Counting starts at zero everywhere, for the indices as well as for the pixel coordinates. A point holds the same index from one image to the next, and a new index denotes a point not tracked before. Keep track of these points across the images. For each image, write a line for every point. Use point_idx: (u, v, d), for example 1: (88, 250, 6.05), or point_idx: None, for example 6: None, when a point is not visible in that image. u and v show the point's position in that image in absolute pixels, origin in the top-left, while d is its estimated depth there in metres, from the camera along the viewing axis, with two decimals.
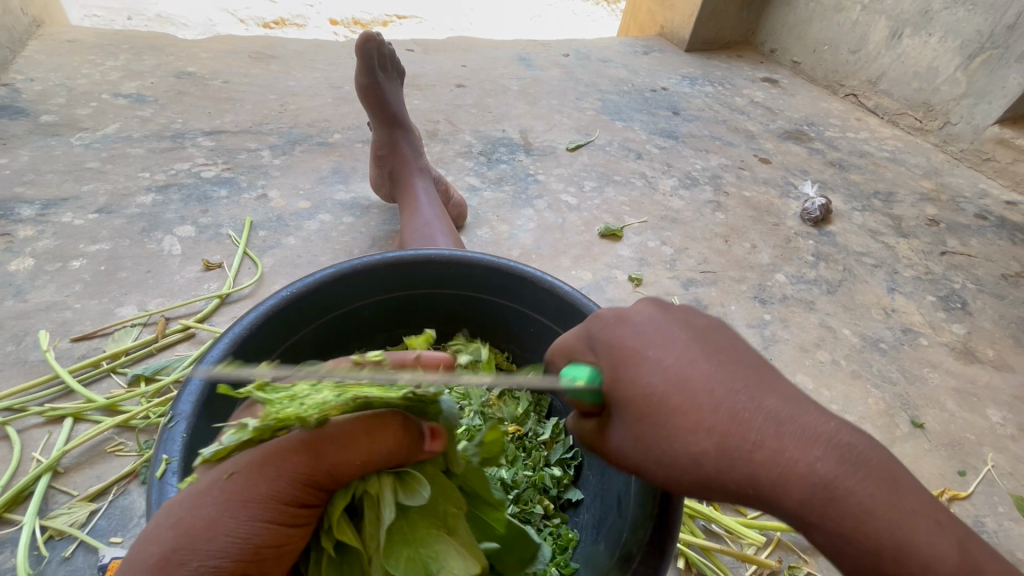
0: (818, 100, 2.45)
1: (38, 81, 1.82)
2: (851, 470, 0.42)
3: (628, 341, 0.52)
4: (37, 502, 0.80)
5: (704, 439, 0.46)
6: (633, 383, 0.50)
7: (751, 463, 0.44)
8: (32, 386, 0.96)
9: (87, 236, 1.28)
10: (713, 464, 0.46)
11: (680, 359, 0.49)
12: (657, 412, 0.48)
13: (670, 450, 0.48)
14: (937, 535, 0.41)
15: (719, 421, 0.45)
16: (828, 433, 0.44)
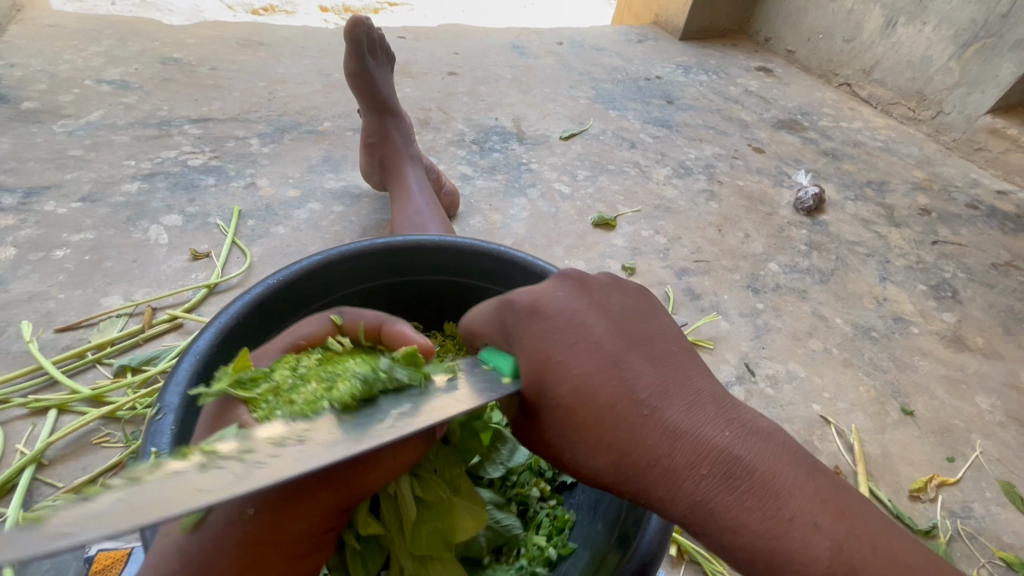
0: (811, 89, 2.45)
1: (19, 66, 1.77)
2: (730, 486, 0.46)
3: (538, 345, 0.54)
4: (22, 494, 0.78)
5: (604, 450, 0.51)
6: (545, 389, 0.53)
7: (645, 480, 0.49)
8: (15, 377, 0.93)
9: (71, 225, 1.26)
10: (614, 472, 0.51)
11: (589, 372, 0.52)
12: (568, 422, 0.53)
13: (577, 454, 0.53)
14: (810, 538, 0.44)
15: (618, 441, 0.50)
16: (715, 450, 0.47)
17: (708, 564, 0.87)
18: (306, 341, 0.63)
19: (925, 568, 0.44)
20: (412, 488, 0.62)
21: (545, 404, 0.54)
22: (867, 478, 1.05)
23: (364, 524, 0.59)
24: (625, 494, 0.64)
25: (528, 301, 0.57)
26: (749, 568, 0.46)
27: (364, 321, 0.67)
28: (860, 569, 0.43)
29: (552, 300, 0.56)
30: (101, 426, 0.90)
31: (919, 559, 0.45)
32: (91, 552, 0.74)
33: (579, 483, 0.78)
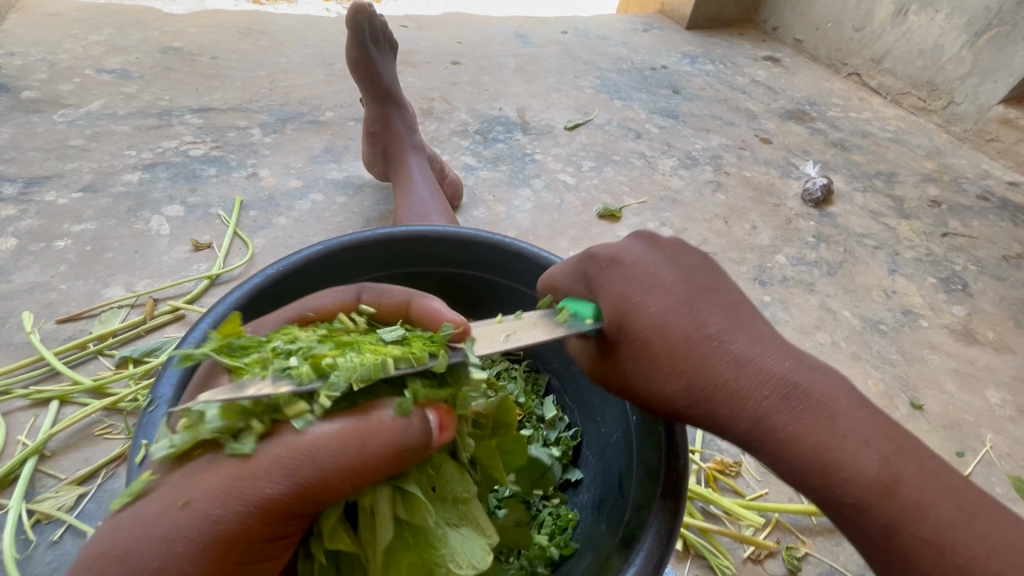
0: (820, 79, 2.41)
1: (19, 56, 1.76)
2: (793, 407, 0.49)
3: (615, 282, 0.58)
4: (23, 486, 0.78)
5: (670, 378, 0.54)
6: (617, 321, 0.57)
7: (713, 402, 0.52)
8: (16, 367, 0.93)
9: (72, 215, 1.25)
10: (676, 400, 0.55)
11: (661, 306, 0.55)
12: (638, 351, 0.56)
13: (642, 382, 0.57)
14: (865, 455, 0.47)
15: (689, 365, 0.53)
16: (782, 376, 0.51)
17: (713, 559, 0.86)
18: (314, 314, 0.63)
19: (969, 496, 0.48)
20: (393, 506, 0.55)
21: (615, 335, 0.58)
22: None
23: (331, 536, 0.53)
24: (631, 495, 0.64)
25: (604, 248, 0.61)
26: (805, 486, 0.50)
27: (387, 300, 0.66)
28: (916, 491, 0.47)
29: (628, 249, 0.61)
30: (103, 417, 0.89)
31: (963, 486, 0.49)
32: None
33: (584, 483, 0.78)
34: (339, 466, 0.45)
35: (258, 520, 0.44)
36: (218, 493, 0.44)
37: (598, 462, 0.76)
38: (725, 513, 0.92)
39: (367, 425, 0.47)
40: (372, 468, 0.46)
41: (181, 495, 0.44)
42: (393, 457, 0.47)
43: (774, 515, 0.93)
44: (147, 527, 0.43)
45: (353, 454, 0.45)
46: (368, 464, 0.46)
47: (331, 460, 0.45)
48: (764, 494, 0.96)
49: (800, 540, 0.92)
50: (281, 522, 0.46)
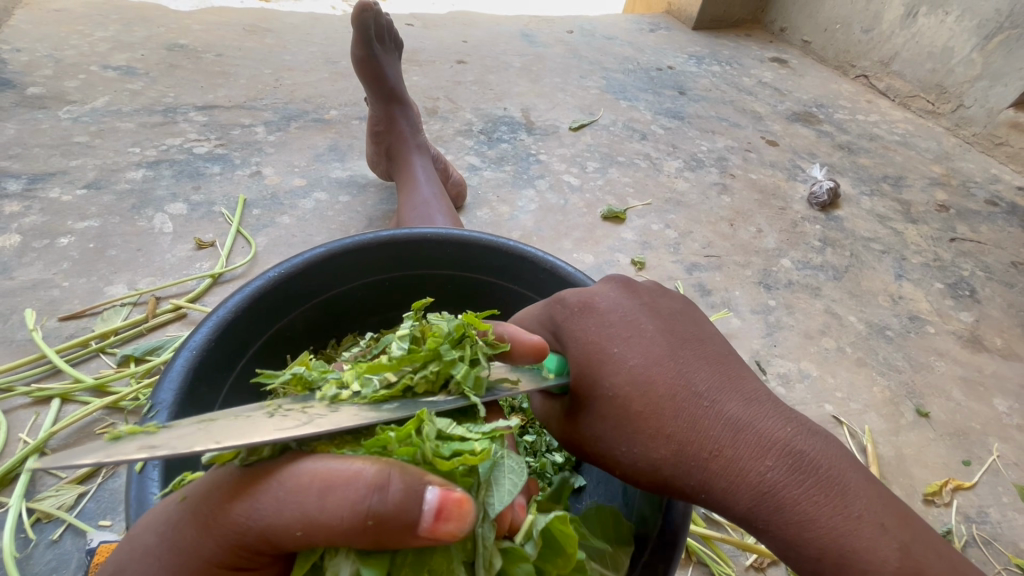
0: (827, 80, 2.39)
1: (25, 51, 1.76)
2: (797, 479, 0.47)
3: (592, 336, 0.58)
4: (24, 484, 0.77)
5: (659, 440, 0.53)
6: (602, 379, 0.56)
7: (708, 469, 0.50)
8: (18, 365, 0.92)
9: (76, 212, 1.25)
10: (661, 469, 0.53)
11: (647, 364, 0.55)
12: (625, 413, 0.55)
13: (625, 446, 0.55)
14: (881, 539, 0.44)
15: (680, 430, 0.52)
16: (781, 443, 0.49)
17: (716, 567, 0.85)
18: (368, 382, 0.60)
19: None
20: None
21: (598, 394, 0.56)
22: None
23: None
24: (636, 504, 0.63)
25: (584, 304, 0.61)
26: (817, 574, 0.46)
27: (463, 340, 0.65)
28: None
29: (607, 307, 0.61)
30: (104, 416, 0.89)
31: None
32: (93, 544, 0.72)
33: (586, 489, 0.76)
34: (298, 506, 0.37)
35: (223, 543, 0.39)
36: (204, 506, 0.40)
37: (600, 468, 0.75)
38: (728, 520, 0.92)
39: (340, 471, 0.38)
40: (333, 533, 0.37)
41: (182, 490, 0.43)
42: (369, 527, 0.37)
43: None
44: (149, 519, 0.43)
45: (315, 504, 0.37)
46: (332, 528, 0.37)
47: (296, 504, 0.37)
48: None
49: None
50: (244, 556, 0.40)
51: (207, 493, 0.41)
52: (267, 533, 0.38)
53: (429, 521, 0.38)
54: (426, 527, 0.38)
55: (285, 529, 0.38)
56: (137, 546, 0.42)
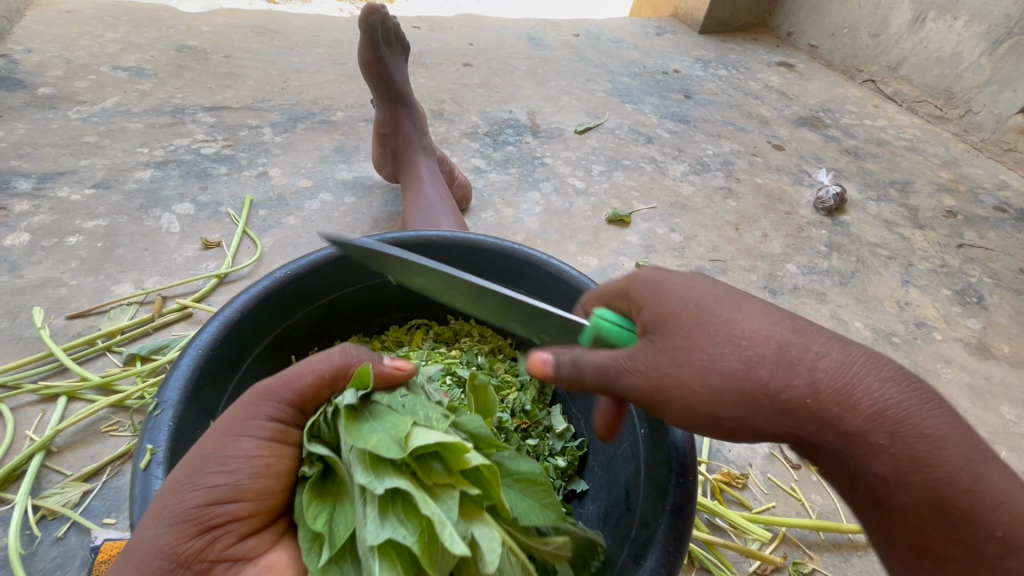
0: (834, 85, 2.38)
1: (36, 52, 1.78)
2: (916, 396, 0.46)
3: (666, 275, 0.53)
4: (30, 481, 0.78)
5: (761, 350, 0.46)
6: (683, 294, 0.51)
7: (821, 375, 0.45)
8: (26, 362, 0.93)
9: (85, 212, 1.26)
10: (764, 384, 0.45)
11: (725, 288, 0.52)
12: (714, 321, 0.48)
13: (712, 365, 0.46)
14: (991, 469, 0.45)
15: (785, 336, 0.47)
16: (889, 359, 0.47)
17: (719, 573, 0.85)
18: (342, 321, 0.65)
19: None
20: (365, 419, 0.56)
21: (678, 311, 0.49)
22: None
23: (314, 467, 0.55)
24: (637, 510, 0.63)
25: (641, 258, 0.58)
26: (933, 498, 0.44)
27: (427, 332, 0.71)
28: None
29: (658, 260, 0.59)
30: (110, 414, 0.89)
31: None
32: (98, 542, 0.72)
33: (590, 494, 0.77)
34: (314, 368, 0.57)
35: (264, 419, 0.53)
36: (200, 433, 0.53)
37: (604, 473, 0.76)
38: (732, 526, 0.91)
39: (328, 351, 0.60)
40: (323, 373, 0.57)
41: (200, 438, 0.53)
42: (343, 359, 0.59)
43: (781, 530, 0.92)
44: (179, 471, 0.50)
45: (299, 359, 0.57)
46: (325, 366, 0.57)
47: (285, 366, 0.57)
48: (771, 508, 0.96)
49: (807, 555, 0.91)
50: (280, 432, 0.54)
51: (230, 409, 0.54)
52: (276, 395, 0.54)
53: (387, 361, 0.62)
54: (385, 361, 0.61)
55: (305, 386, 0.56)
56: (182, 478, 0.48)
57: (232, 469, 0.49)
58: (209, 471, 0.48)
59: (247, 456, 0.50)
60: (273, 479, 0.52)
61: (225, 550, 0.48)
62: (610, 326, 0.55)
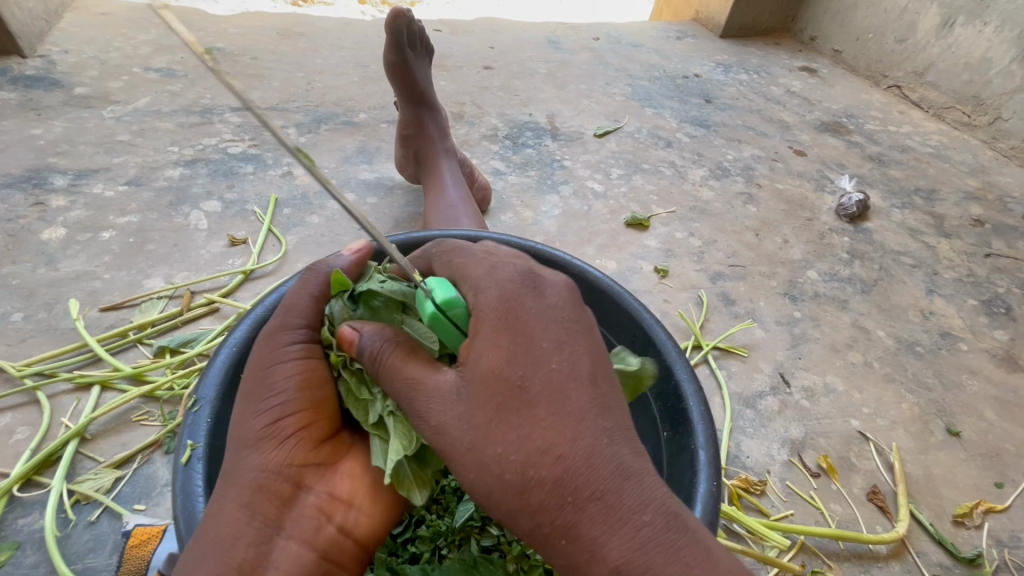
0: (858, 90, 2.35)
1: (73, 53, 1.83)
2: (671, 542, 0.45)
3: (502, 325, 0.51)
4: (66, 467, 0.81)
5: (538, 467, 0.46)
6: (513, 362, 0.49)
7: (580, 507, 0.45)
8: (63, 352, 0.96)
9: (117, 208, 1.30)
10: (535, 494, 0.46)
11: (569, 374, 0.49)
12: (501, 417, 0.47)
13: (494, 456, 0.47)
14: None
15: (570, 457, 0.46)
16: (661, 498, 0.47)
17: None
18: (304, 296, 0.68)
19: None
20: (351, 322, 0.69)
21: (495, 377, 0.48)
22: (908, 498, 1.00)
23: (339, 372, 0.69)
24: None
25: (524, 282, 0.54)
26: None
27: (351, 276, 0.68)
28: None
29: (543, 296, 0.53)
30: (140, 404, 0.91)
31: None
32: (130, 527, 0.76)
33: None
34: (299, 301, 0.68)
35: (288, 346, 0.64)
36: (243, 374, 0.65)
37: None
38: (749, 533, 0.91)
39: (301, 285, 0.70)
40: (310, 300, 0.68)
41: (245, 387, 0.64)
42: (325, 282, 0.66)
43: (800, 538, 0.93)
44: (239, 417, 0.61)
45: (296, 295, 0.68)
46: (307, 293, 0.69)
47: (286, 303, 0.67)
48: (789, 516, 0.96)
49: (827, 565, 0.91)
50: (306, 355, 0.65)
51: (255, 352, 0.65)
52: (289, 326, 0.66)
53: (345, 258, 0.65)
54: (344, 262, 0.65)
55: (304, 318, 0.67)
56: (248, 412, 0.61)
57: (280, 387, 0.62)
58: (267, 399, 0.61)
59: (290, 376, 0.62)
60: (316, 390, 0.65)
61: (302, 452, 0.62)
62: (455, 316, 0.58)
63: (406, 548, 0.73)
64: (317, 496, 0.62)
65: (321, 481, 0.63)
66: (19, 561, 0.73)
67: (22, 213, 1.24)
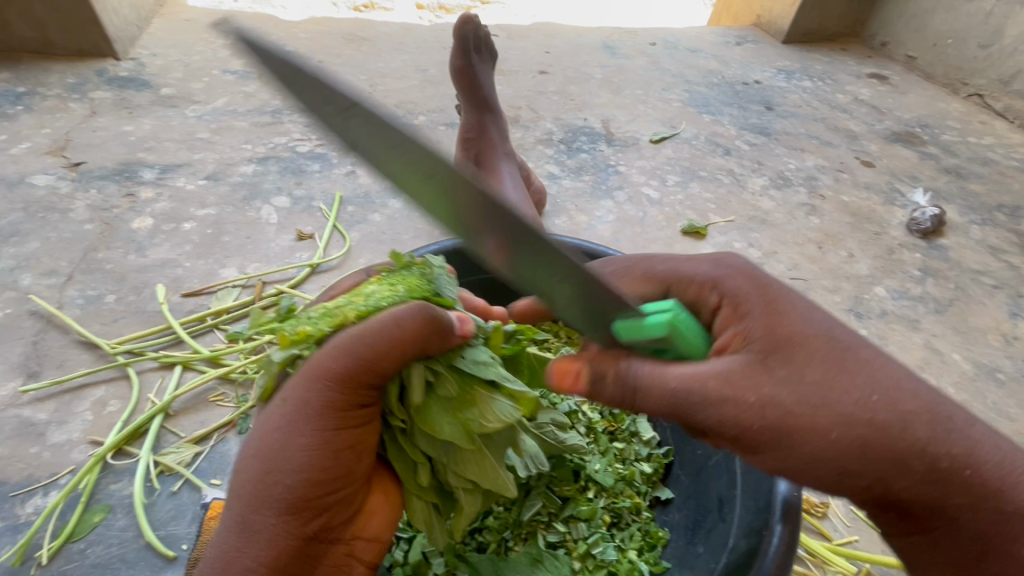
0: (934, 99, 2.22)
1: (159, 56, 1.97)
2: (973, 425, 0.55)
3: (767, 292, 0.55)
4: (152, 439, 0.87)
5: (889, 393, 0.51)
6: (804, 320, 0.53)
7: (925, 421, 0.51)
8: (150, 333, 1.03)
9: (197, 201, 1.39)
10: (891, 425, 0.50)
11: (837, 320, 0.56)
12: (826, 365, 0.51)
13: (838, 406, 0.50)
14: None
15: (898, 381, 0.52)
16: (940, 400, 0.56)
17: None
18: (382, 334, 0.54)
19: None
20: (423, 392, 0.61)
21: (797, 340, 0.52)
22: None
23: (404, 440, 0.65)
24: (736, 520, 0.65)
25: (745, 265, 0.59)
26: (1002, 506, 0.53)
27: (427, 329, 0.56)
28: None
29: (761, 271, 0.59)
30: (217, 385, 0.97)
31: None
32: (208, 499, 0.80)
33: (675, 502, 0.75)
34: (375, 351, 0.53)
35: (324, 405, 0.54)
36: (271, 419, 0.56)
37: (693, 482, 0.74)
38: (809, 554, 0.88)
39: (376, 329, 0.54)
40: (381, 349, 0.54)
41: (270, 423, 0.56)
42: (424, 325, 0.55)
43: (866, 566, 0.87)
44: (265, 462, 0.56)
45: (375, 331, 0.53)
46: (383, 341, 0.53)
47: (362, 339, 0.53)
48: (853, 541, 0.91)
49: None
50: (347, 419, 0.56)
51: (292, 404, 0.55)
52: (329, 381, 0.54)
53: (456, 321, 0.61)
54: (455, 326, 0.61)
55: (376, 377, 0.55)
56: (276, 470, 0.55)
57: (311, 459, 0.55)
58: (292, 463, 0.55)
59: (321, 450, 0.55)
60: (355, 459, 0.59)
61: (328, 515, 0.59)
62: (685, 330, 0.55)
63: (474, 537, 0.73)
64: (349, 543, 0.62)
65: (353, 528, 0.63)
66: (111, 523, 0.79)
67: (115, 203, 1.34)
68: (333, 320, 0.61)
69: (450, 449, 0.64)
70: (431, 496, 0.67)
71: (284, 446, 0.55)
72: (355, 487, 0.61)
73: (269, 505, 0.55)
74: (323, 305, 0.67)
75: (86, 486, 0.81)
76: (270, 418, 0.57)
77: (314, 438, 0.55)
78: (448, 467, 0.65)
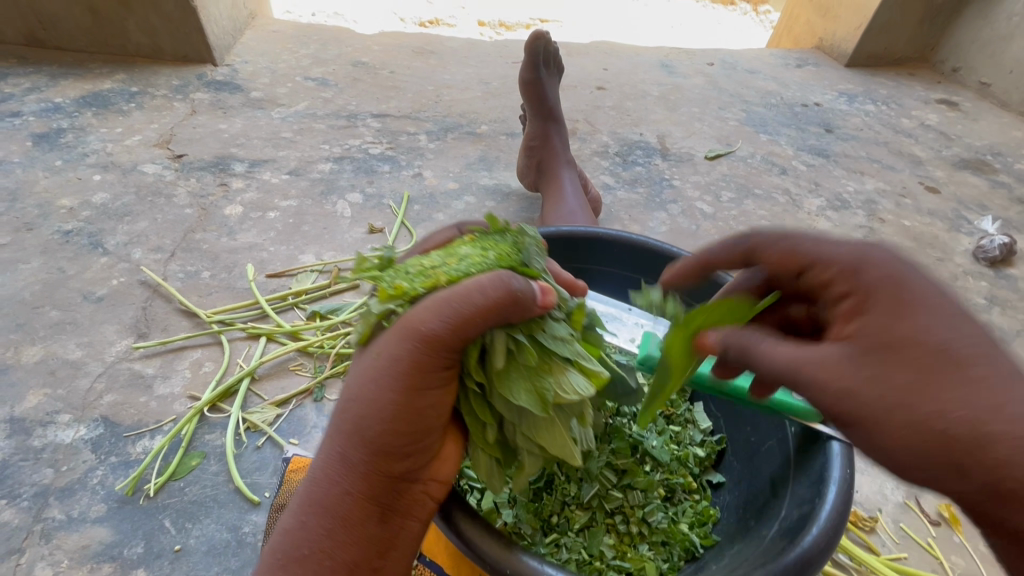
0: (1007, 127, 2.15)
1: (250, 63, 2.16)
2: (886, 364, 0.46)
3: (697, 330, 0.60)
4: (241, 399, 0.97)
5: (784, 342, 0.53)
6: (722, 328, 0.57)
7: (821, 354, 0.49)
8: (240, 306, 1.15)
9: (281, 193, 1.52)
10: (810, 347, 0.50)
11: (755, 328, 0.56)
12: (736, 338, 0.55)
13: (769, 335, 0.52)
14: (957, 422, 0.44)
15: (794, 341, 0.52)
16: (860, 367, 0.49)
17: None
18: (480, 290, 0.51)
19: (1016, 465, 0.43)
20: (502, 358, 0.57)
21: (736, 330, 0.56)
22: None
23: (477, 409, 0.60)
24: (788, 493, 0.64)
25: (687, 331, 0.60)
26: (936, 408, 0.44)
27: (514, 288, 0.53)
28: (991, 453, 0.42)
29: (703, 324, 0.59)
30: (296, 356, 1.08)
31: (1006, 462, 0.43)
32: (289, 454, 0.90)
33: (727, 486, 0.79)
34: (477, 305, 0.51)
35: (418, 357, 0.51)
36: (365, 361, 0.53)
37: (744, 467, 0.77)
38: (856, 564, 0.89)
39: (474, 287, 0.51)
40: (483, 304, 0.51)
41: (365, 368, 0.53)
42: (506, 296, 0.52)
43: None
44: (356, 404, 0.52)
45: (464, 297, 0.51)
46: (480, 297, 0.51)
47: (447, 303, 0.51)
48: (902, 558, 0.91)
49: None
50: (434, 370, 0.52)
51: (384, 351, 0.52)
52: (423, 335, 0.50)
53: (538, 290, 0.57)
54: (537, 295, 0.56)
55: (470, 328, 0.51)
56: (362, 414, 0.52)
57: (399, 408, 0.51)
58: (382, 409, 0.51)
59: (415, 400, 0.52)
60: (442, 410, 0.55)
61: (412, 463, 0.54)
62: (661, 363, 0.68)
63: (540, 496, 0.73)
64: (428, 485, 0.56)
65: (430, 472, 0.57)
66: (205, 468, 0.90)
67: (211, 191, 1.49)
68: (429, 280, 0.57)
69: (522, 410, 0.60)
70: (495, 451, 0.62)
71: (377, 389, 0.51)
72: (438, 440, 0.57)
73: (357, 448, 0.52)
74: (415, 260, 0.63)
75: (186, 434, 0.92)
76: (365, 364, 0.53)
77: (407, 384, 0.51)
78: (516, 426, 0.61)
